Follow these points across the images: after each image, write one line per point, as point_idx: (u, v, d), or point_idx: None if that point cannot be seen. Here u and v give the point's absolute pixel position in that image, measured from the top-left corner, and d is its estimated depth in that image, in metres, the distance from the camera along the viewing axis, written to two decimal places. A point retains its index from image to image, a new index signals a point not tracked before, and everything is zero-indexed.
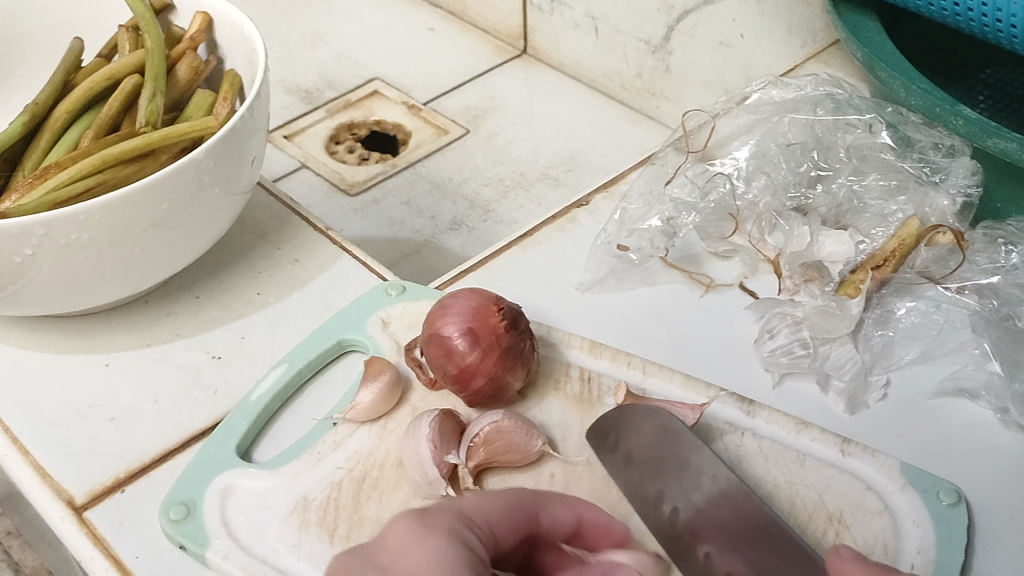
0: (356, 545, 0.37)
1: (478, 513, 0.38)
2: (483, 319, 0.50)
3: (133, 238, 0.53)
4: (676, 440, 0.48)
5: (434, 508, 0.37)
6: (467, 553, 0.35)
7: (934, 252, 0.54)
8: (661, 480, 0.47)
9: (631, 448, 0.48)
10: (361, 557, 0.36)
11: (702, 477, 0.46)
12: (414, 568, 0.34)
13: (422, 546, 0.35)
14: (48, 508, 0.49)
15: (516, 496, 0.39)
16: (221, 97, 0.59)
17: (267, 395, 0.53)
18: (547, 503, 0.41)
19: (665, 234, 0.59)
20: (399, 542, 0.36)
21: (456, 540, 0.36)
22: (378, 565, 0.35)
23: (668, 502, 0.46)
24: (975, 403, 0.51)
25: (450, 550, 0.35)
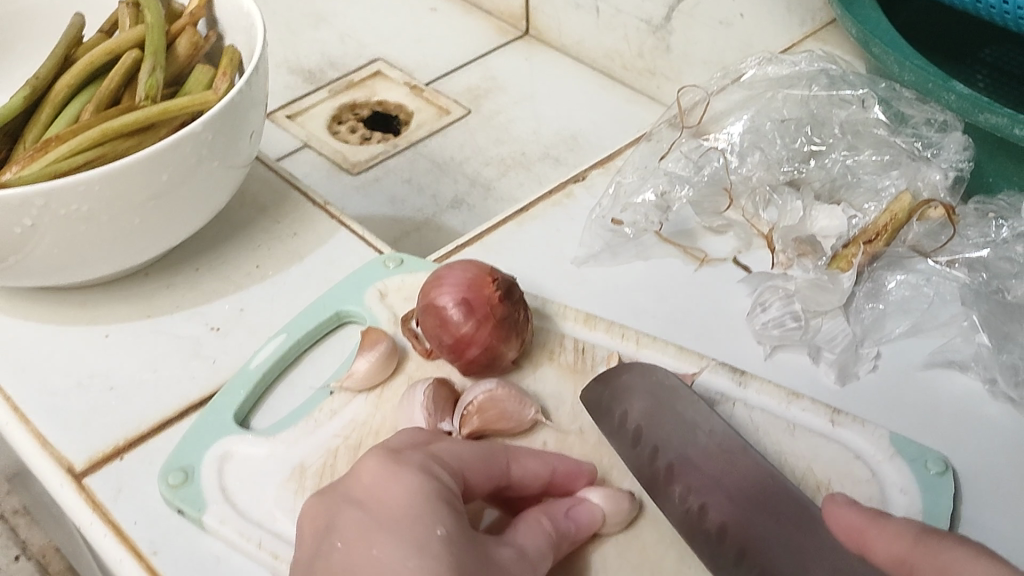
0: (334, 486, 0.41)
1: (450, 455, 0.42)
2: (478, 289, 0.51)
3: (133, 209, 0.53)
4: (677, 400, 0.48)
5: (409, 450, 0.41)
6: (438, 484, 0.40)
7: (925, 227, 0.55)
8: (656, 435, 0.47)
9: (628, 406, 0.48)
10: (340, 494, 0.40)
11: (698, 432, 0.47)
12: (391, 497, 0.38)
13: (397, 478, 0.39)
14: (48, 474, 0.50)
15: (489, 449, 0.43)
16: (221, 72, 0.60)
17: (265, 364, 0.54)
18: (518, 455, 0.44)
19: (659, 209, 0.60)
20: (374, 476, 0.40)
21: (428, 473, 0.40)
22: (356, 498, 0.39)
23: (664, 457, 0.46)
24: (964, 375, 0.51)
25: (422, 480, 0.39)
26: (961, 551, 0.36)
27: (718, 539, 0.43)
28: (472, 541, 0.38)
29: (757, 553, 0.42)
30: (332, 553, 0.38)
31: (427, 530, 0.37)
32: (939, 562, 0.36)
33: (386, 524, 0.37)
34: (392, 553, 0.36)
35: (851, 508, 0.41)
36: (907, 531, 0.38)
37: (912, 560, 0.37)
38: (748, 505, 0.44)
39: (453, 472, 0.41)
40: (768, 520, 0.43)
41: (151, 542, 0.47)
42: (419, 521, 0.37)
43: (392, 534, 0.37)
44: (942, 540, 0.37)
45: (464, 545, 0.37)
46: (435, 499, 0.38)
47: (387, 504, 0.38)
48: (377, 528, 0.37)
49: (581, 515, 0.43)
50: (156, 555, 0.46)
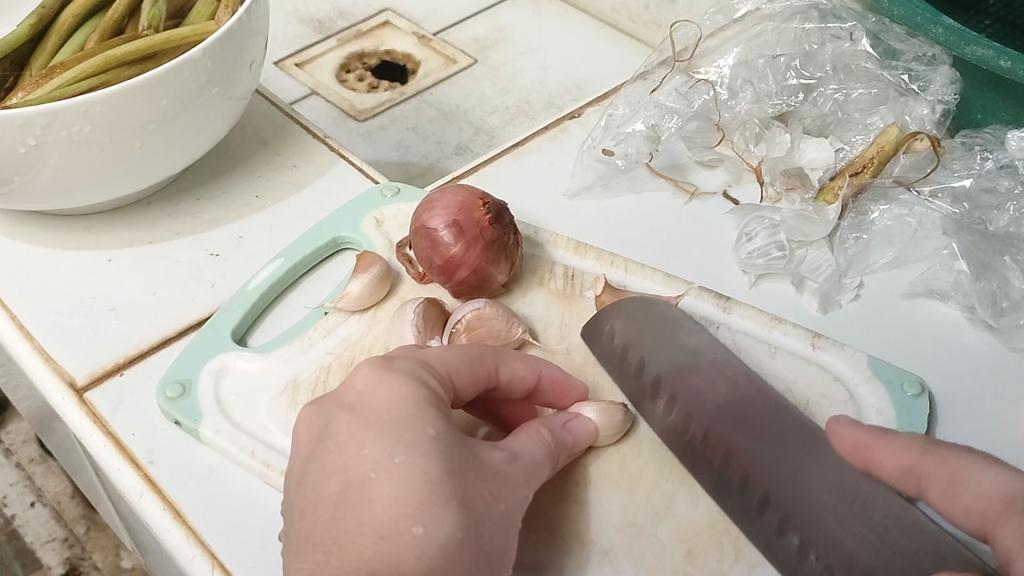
0: (326, 397, 0.41)
1: (439, 362, 0.42)
2: (468, 212, 0.52)
3: (135, 133, 0.54)
4: (677, 332, 0.49)
5: (399, 358, 0.42)
6: (429, 391, 0.40)
7: (912, 159, 0.56)
8: (659, 367, 0.47)
9: (628, 339, 0.49)
10: (332, 401, 0.41)
11: (701, 362, 0.47)
12: (381, 401, 0.39)
13: (388, 384, 0.39)
14: (50, 387, 0.51)
15: (476, 353, 0.43)
16: (222, 5, 0.61)
17: (263, 285, 0.55)
18: (505, 359, 0.44)
19: (649, 140, 0.62)
20: (366, 383, 0.40)
21: (418, 379, 0.40)
22: (347, 404, 0.40)
23: (664, 391, 0.47)
24: (945, 304, 0.53)
25: (413, 386, 0.39)
26: (968, 458, 0.37)
27: (721, 469, 0.44)
28: (462, 442, 0.38)
29: (760, 478, 0.42)
30: (324, 454, 0.38)
31: (417, 430, 0.37)
32: (947, 471, 0.37)
33: (377, 425, 0.38)
34: (383, 450, 0.37)
35: (857, 428, 0.41)
36: (913, 443, 0.39)
37: (920, 472, 0.38)
38: (746, 434, 0.44)
39: (442, 380, 0.41)
40: (770, 446, 0.43)
41: (148, 451, 0.48)
42: (409, 422, 0.38)
43: (383, 435, 0.37)
44: (949, 450, 0.37)
45: (454, 446, 0.38)
46: (424, 403, 0.39)
47: (377, 408, 0.39)
48: (368, 430, 0.38)
49: (577, 428, 0.44)
50: (153, 464, 0.47)
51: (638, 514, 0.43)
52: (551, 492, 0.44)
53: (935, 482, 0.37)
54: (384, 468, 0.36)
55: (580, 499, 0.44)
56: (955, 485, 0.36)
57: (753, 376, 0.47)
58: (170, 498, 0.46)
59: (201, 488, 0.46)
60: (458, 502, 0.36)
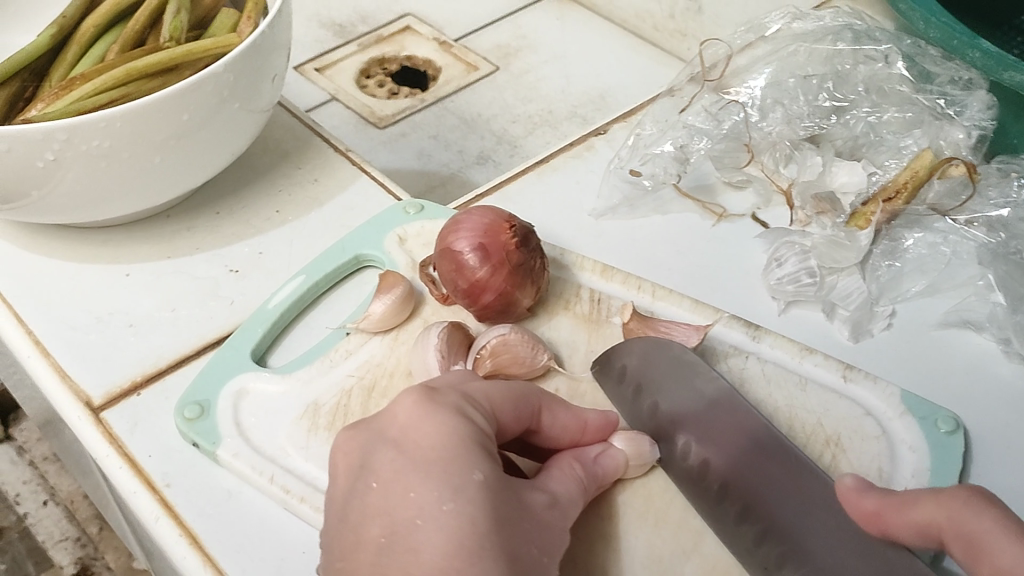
0: (365, 423, 0.40)
1: (481, 393, 0.41)
2: (495, 235, 0.51)
3: (155, 148, 0.53)
4: (695, 376, 0.47)
5: (443, 390, 0.41)
6: (473, 427, 0.39)
7: (946, 185, 0.55)
8: (676, 413, 0.46)
9: (642, 380, 0.48)
10: (373, 431, 0.39)
11: (720, 410, 0.46)
12: (426, 438, 0.38)
13: (434, 420, 0.38)
14: (67, 407, 0.50)
15: (522, 392, 0.43)
16: (246, 17, 0.60)
17: (284, 304, 0.55)
18: (549, 405, 0.43)
19: (677, 161, 0.60)
20: (409, 417, 0.39)
21: (463, 414, 0.39)
22: (389, 437, 0.39)
23: (681, 433, 0.46)
24: (979, 335, 0.52)
25: (458, 423, 0.38)
26: (992, 520, 0.35)
27: (737, 519, 0.42)
28: (506, 488, 0.37)
29: (779, 536, 0.41)
30: (366, 493, 0.37)
31: (464, 475, 0.36)
32: (968, 532, 0.35)
33: (424, 466, 0.37)
34: (430, 496, 0.35)
35: (865, 494, 0.40)
36: (935, 501, 0.37)
37: (943, 528, 0.36)
38: (763, 480, 0.43)
39: (485, 414, 0.40)
40: (792, 500, 0.42)
41: (164, 474, 0.47)
42: (456, 465, 0.37)
43: (430, 477, 0.36)
44: (973, 505, 0.35)
45: (498, 493, 0.37)
46: (469, 443, 0.38)
47: (422, 444, 0.38)
48: (414, 469, 0.37)
49: (607, 462, 0.43)
50: (170, 487, 0.47)
51: (664, 551, 0.43)
52: (575, 527, 0.43)
53: (959, 541, 0.35)
54: (431, 514, 0.35)
55: (606, 535, 0.43)
56: (980, 551, 0.34)
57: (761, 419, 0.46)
58: (187, 523, 0.45)
59: (217, 513, 0.46)
60: (506, 556, 0.35)
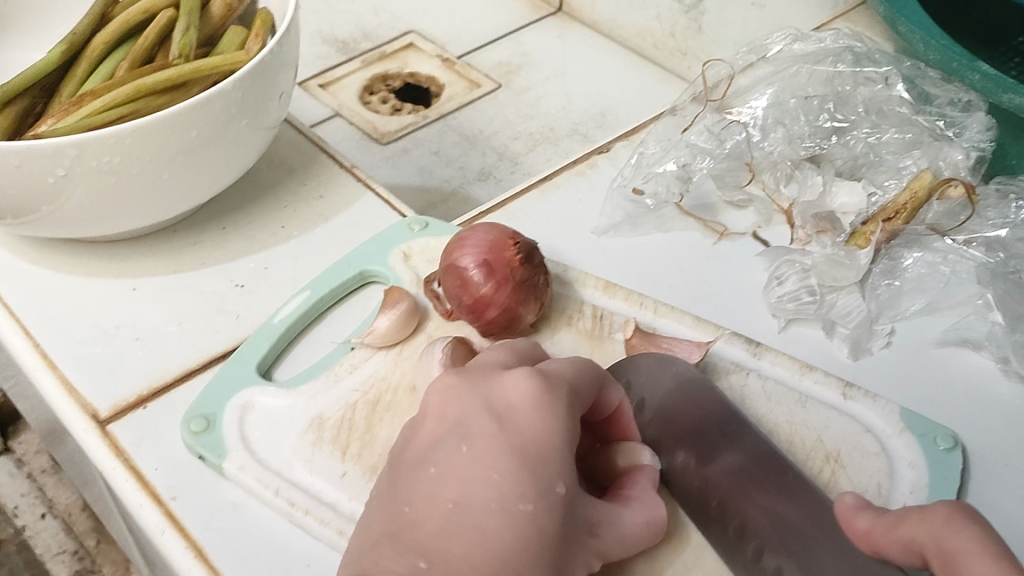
0: (475, 379, 0.41)
1: (580, 388, 0.42)
2: (499, 252, 0.52)
3: (164, 164, 0.54)
4: (696, 394, 0.48)
5: (554, 375, 0.41)
6: (572, 432, 0.40)
7: (944, 206, 0.56)
8: (674, 429, 0.47)
9: (645, 396, 0.48)
10: (479, 395, 0.40)
11: (725, 430, 0.47)
12: (529, 427, 0.39)
13: (546, 414, 0.39)
14: (73, 419, 0.51)
15: (594, 371, 0.43)
16: (254, 34, 0.61)
17: (290, 318, 0.55)
18: (610, 385, 0.44)
19: (680, 180, 0.62)
20: (522, 396, 0.40)
21: (568, 414, 0.40)
22: (494, 409, 0.39)
23: (681, 447, 0.46)
24: (978, 354, 0.52)
25: (563, 428, 0.39)
26: (967, 535, 0.34)
27: (735, 537, 0.43)
28: (580, 504, 0.38)
29: (775, 549, 0.42)
30: (454, 450, 0.38)
31: (550, 483, 0.37)
32: (945, 547, 0.35)
33: (521, 455, 0.37)
34: (514, 489, 0.36)
35: (859, 511, 0.41)
36: (920, 518, 0.37)
37: (926, 544, 0.36)
38: (761, 499, 0.43)
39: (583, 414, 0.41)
40: (790, 519, 0.43)
41: (170, 487, 0.48)
42: (548, 471, 0.37)
43: (523, 470, 0.37)
44: (956, 521, 0.35)
45: (571, 509, 0.38)
46: (564, 452, 0.39)
47: (523, 432, 0.38)
48: (509, 453, 0.37)
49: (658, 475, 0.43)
50: (175, 500, 0.47)
51: (666, 566, 0.43)
52: None
53: (936, 557, 0.35)
54: (509, 508, 0.36)
55: None
56: (951, 567, 0.34)
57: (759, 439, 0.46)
58: (192, 536, 0.45)
59: (223, 527, 0.46)
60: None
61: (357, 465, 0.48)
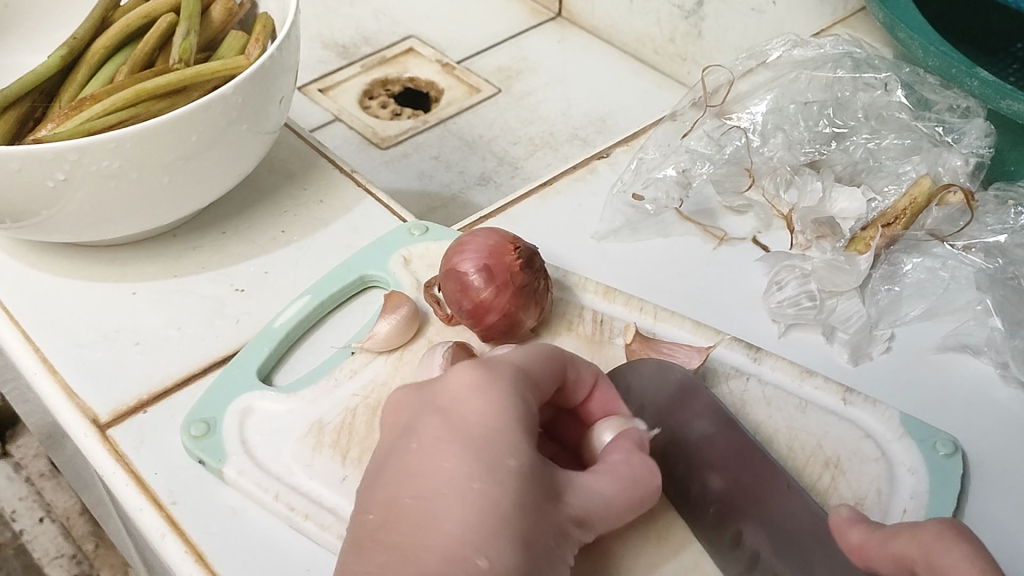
0: (424, 387, 0.42)
1: (526, 370, 0.42)
2: (499, 257, 0.52)
3: (164, 169, 0.54)
4: (694, 397, 0.48)
5: (497, 364, 0.42)
6: (521, 409, 0.40)
7: (944, 212, 0.56)
8: (673, 433, 0.47)
9: (645, 400, 0.49)
10: (425, 399, 0.41)
11: (723, 433, 0.47)
12: (472, 411, 0.39)
13: (487, 396, 0.40)
14: (73, 423, 0.51)
15: (555, 349, 0.45)
16: (254, 39, 0.61)
17: (290, 323, 0.55)
18: (575, 361, 0.45)
19: (679, 186, 0.62)
20: (461, 387, 0.40)
21: (517, 396, 0.40)
22: (437, 407, 0.40)
23: (679, 453, 0.47)
24: (977, 359, 0.52)
25: (509, 407, 0.39)
26: (959, 555, 0.35)
27: (732, 544, 0.43)
28: (543, 473, 0.38)
29: (772, 557, 0.42)
30: (405, 453, 0.38)
31: (500, 456, 0.37)
32: (936, 565, 0.35)
33: (466, 438, 0.38)
34: (463, 470, 0.36)
35: (853, 523, 0.41)
36: (910, 534, 0.37)
37: (915, 560, 0.36)
38: (759, 506, 0.44)
39: (534, 389, 0.42)
40: (787, 528, 0.43)
41: (170, 492, 0.48)
42: (497, 445, 0.38)
43: (469, 450, 0.37)
44: (947, 540, 0.36)
45: (532, 477, 0.37)
46: (514, 425, 0.39)
47: (467, 417, 0.39)
48: (453, 439, 0.38)
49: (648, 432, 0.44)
50: (175, 504, 0.47)
51: None
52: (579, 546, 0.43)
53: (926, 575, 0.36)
54: (461, 487, 0.36)
55: (606, 556, 0.43)
56: None
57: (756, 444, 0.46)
58: (192, 541, 0.45)
59: (222, 531, 0.46)
60: (520, 542, 0.35)
61: (357, 470, 0.48)
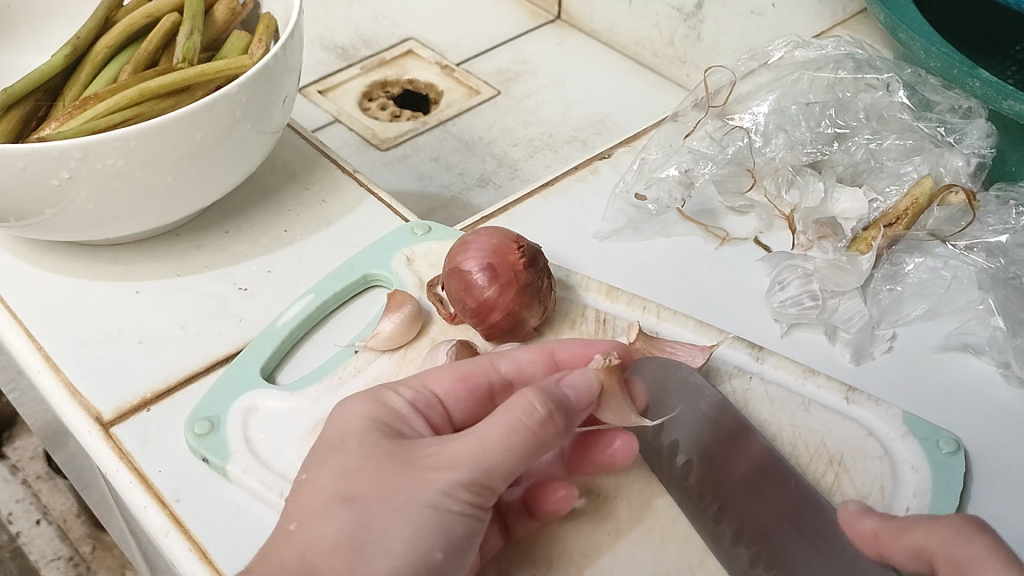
0: None
1: (409, 379, 0.45)
2: (502, 255, 0.52)
3: (169, 168, 0.54)
4: (697, 393, 0.48)
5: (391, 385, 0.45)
6: (383, 408, 0.42)
7: (946, 212, 0.56)
8: (676, 431, 0.47)
9: (649, 398, 0.48)
10: None
11: (727, 429, 0.47)
12: (340, 421, 0.42)
13: (348, 406, 0.42)
14: (77, 421, 0.51)
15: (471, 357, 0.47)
16: (257, 38, 0.61)
17: (293, 322, 0.55)
18: (498, 356, 0.47)
19: (682, 185, 0.62)
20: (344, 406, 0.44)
21: (387, 400, 0.43)
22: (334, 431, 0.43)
23: (681, 451, 0.47)
24: (979, 359, 0.53)
25: (365, 409, 0.42)
26: (978, 546, 0.35)
27: (732, 540, 0.43)
28: (394, 445, 0.40)
29: (771, 557, 0.42)
30: None
31: (341, 448, 0.40)
32: (956, 555, 0.36)
33: (324, 445, 0.41)
34: (308, 474, 0.40)
35: (862, 515, 0.41)
36: (923, 525, 0.38)
37: (931, 550, 0.37)
38: (760, 507, 0.44)
39: (419, 389, 0.44)
40: (788, 527, 0.43)
41: (174, 490, 0.48)
42: (340, 441, 0.40)
43: (318, 455, 0.40)
44: (963, 530, 0.36)
45: (372, 449, 0.39)
46: (366, 416, 0.41)
47: (333, 427, 0.42)
48: (318, 449, 0.41)
49: (573, 382, 0.42)
50: (179, 502, 0.47)
51: (670, 568, 0.43)
52: (584, 543, 0.44)
53: (943, 565, 0.36)
54: (304, 485, 0.39)
55: (611, 552, 0.43)
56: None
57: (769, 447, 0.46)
58: (197, 539, 0.45)
59: (227, 529, 0.46)
60: (344, 505, 0.37)
61: None
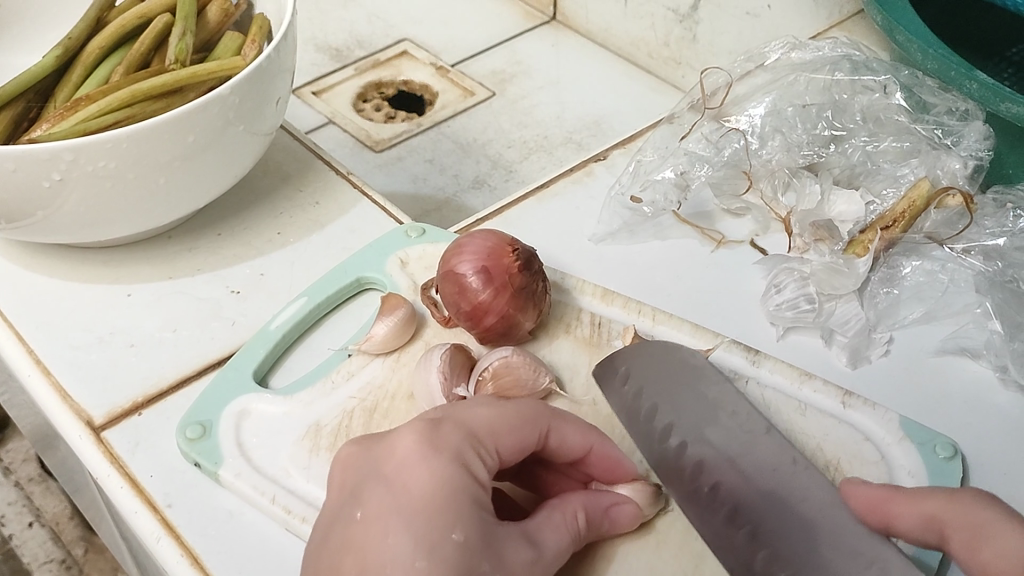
0: (373, 442, 0.40)
1: (488, 435, 0.40)
2: (497, 259, 0.52)
3: (161, 170, 0.54)
4: (700, 377, 0.50)
5: (447, 425, 0.40)
6: (469, 477, 0.38)
7: (943, 215, 0.56)
8: (671, 416, 0.48)
9: (641, 383, 0.49)
10: (372, 465, 0.39)
11: (720, 412, 0.48)
12: (417, 485, 0.37)
13: (431, 466, 0.37)
14: (68, 426, 0.50)
15: (532, 414, 0.42)
16: (250, 39, 0.61)
17: (286, 325, 0.55)
18: (558, 426, 0.42)
19: (677, 187, 0.62)
20: (410, 453, 0.38)
21: (467, 468, 0.38)
22: (385, 476, 0.38)
23: (677, 434, 0.47)
24: (976, 362, 0.52)
25: (451, 481, 0.37)
26: (992, 511, 0.38)
27: (728, 517, 0.44)
28: (489, 542, 0.36)
29: (767, 534, 0.43)
30: (349, 522, 0.37)
31: (443, 531, 0.35)
32: (972, 520, 0.38)
33: (410, 512, 0.36)
34: (406, 549, 0.34)
35: (871, 487, 0.43)
36: (937, 494, 0.40)
37: (944, 517, 0.39)
38: (755, 489, 0.45)
39: (487, 454, 0.40)
40: (785, 505, 0.44)
41: (166, 495, 0.47)
42: (439, 520, 0.35)
43: (410, 524, 0.35)
44: (972, 498, 0.39)
45: (479, 552, 0.35)
46: (461, 495, 0.37)
47: (412, 489, 0.37)
48: (397, 513, 0.36)
49: (620, 517, 0.42)
50: (171, 507, 0.47)
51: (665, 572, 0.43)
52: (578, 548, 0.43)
53: (957, 532, 0.38)
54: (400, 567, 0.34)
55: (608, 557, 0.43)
56: (981, 538, 0.37)
57: (790, 449, 0.46)
58: (189, 544, 0.45)
59: (219, 535, 0.45)
60: None
61: None
